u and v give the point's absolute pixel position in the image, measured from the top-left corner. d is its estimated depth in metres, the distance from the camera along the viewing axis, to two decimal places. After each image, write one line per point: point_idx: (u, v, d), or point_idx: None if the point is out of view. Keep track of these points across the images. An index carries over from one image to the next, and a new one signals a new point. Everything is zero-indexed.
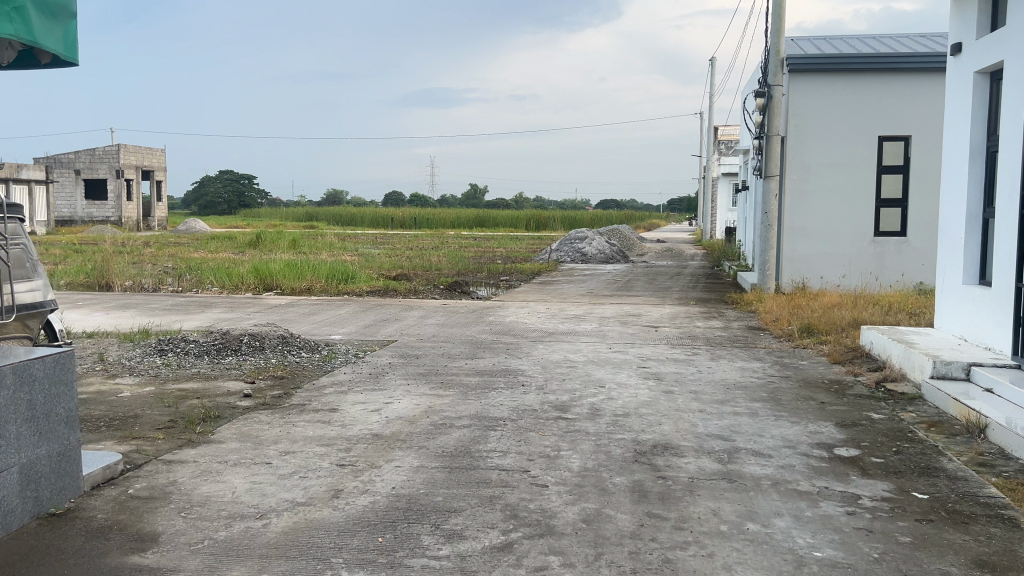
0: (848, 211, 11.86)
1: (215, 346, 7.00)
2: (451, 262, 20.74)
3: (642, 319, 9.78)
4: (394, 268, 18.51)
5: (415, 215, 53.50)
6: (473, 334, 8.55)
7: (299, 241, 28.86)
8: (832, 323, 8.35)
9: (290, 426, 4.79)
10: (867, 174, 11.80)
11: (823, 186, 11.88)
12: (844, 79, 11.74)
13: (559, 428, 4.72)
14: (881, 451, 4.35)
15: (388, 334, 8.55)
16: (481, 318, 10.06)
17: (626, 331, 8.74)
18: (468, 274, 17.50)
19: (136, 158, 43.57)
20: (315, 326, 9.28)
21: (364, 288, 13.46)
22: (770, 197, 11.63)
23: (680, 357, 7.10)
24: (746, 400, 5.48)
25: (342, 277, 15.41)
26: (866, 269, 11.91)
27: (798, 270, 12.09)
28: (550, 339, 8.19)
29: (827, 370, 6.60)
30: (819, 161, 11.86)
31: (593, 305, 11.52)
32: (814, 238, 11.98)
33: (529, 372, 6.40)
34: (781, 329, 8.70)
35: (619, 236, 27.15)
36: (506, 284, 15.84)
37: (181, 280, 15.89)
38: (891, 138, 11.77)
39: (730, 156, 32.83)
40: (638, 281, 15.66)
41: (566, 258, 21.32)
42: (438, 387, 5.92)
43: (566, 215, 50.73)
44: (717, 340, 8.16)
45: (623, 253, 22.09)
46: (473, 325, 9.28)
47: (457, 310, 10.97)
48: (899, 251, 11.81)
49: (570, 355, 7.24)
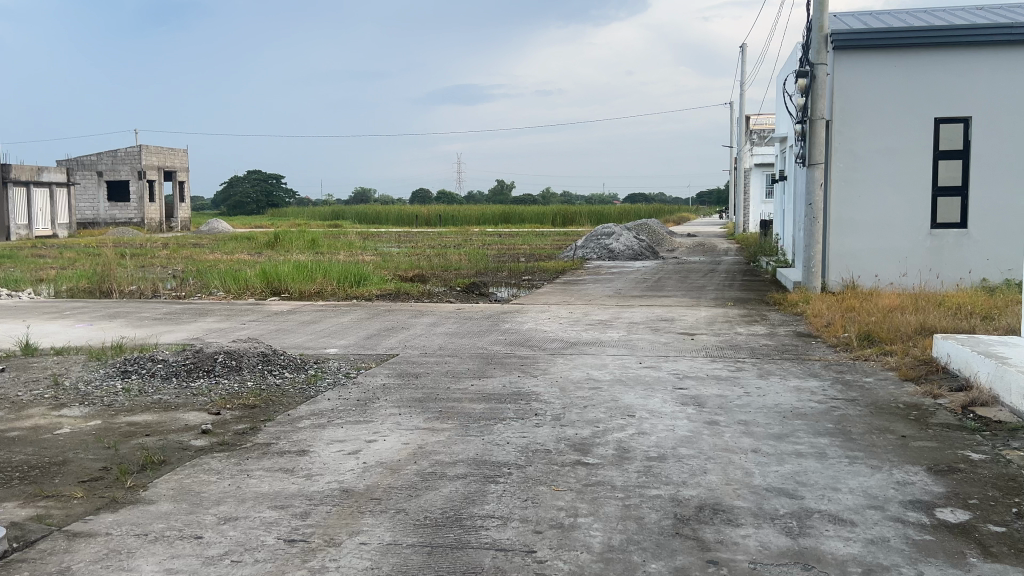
0: (902, 201, 10.73)
1: (186, 367, 6.15)
2: (473, 261, 19.78)
3: (675, 325, 8.75)
4: (411, 268, 17.65)
5: (440, 212, 52.70)
6: (485, 346, 7.58)
7: (318, 240, 28.12)
8: (895, 329, 7.21)
9: (243, 479, 3.87)
10: (923, 160, 10.66)
11: (873, 173, 10.76)
12: (896, 56, 10.60)
13: (577, 479, 3.74)
14: (999, 512, 3.30)
15: (390, 347, 7.62)
16: (497, 325, 9.10)
17: (657, 341, 7.73)
18: (488, 273, 16.60)
19: (158, 159, 43.21)
20: (311, 337, 8.41)
21: (374, 291, 12.59)
22: (814, 186, 10.53)
23: (723, 374, 6.08)
24: (809, 434, 4.46)
25: (354, 279, 14.56)
26: (923, 265, 10.75)
27: (846, 267, 10.96)
28: (572, 351, 7.21)
29: (899, 390, 5.54)
30: (869, 146, 10.73)
31: (621, 308, 10.52)
32: (864, 231, 10.85)
33: (544, 397, 5.43)
34: (834, 336, 7.56)
35: (649, 231, 26.00)
36: (527, 285, 14.90)
37: (186, 285, 15.17)
38: (949, 121, 10.62)
39: (763, 146, 31.53)
40: (669, 280, 14.60)
41: (592, 256, 20.28)
42: (435, 417, 4.98)
43: (593, 210, 49.59)
44: (763, 351, 7.12)
45: (652, 249, 20.99)
46: (487, 334, 8.32)
47: (472, 316, 10.02)
48: (959, 245, 10.66)
49: (593, 371, 6.26)
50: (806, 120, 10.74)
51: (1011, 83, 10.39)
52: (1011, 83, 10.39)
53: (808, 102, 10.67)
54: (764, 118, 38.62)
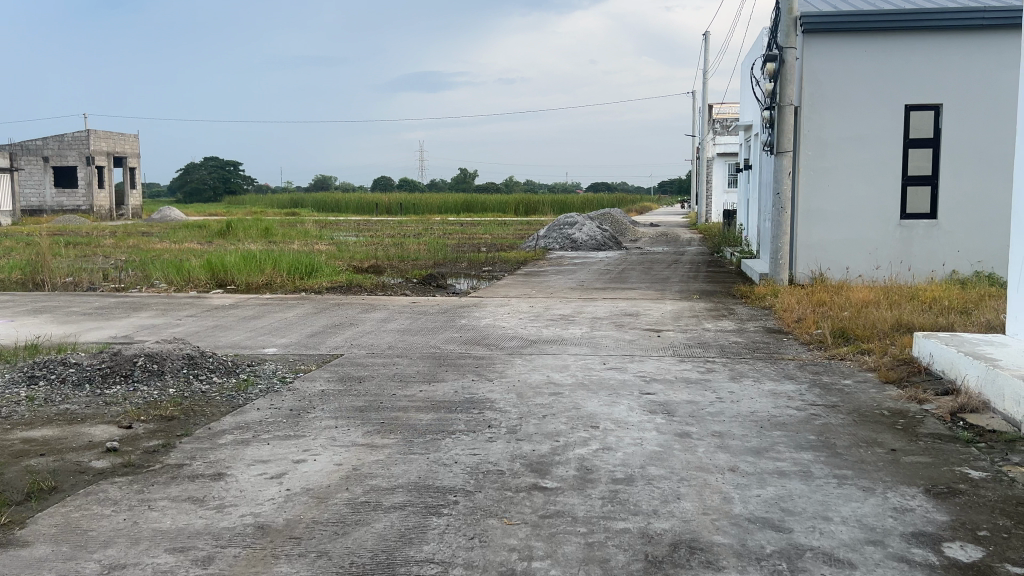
0: (871, 191, 10.41)
1: (100, 372, 5.53)
2: (432, 251, 19.20)
3: (640, 321, 8.30)
4: (366, 259, 17.03)
5: (401, 201, 51.88)
6: (437, 344, 7.05)
7: (272, 229, 27.28)
8: (871, 327, 6.80)
9: (142, 513, 3.32)
10: (893, 148, 10.33)
11: (843, 162, 10.41)
12: (866, 40, 10.24)
13: (532, 509, 3.24)
14: (1014, 548, 2.87)
15: (334, 346, 7.05)
16: (451, 321, 8.58)
17: (621, 339, 7.26)
18: (446, 264, 16.06)
19: (108, 144, 41.79)
20: (251, 335, 7.82)
21: (325, 283, 11.97)
22: (782, 175, 10.16)
23: (692, 377, 5.63)
24: (791, 448, 4.01)
25: (305, 270, 13.91)
26: (892, 257, 10.45)
27: (814, 259, 10.61)
28: (530, 350, 6.71)
29: (881, 394, 5.12)
30: (838, 134, 10.38)
31: (584, 301, 10.06)
32: (833, 222, 10.51)
33: (498, 404, 4.92)
34: (807, 333, 7.14)
35: (612, 220, 25.58)
36: (487, 276, 14.38)
37: (126, 276, 14.41)
38: (919, 108, 10.31)
39: (726, 136, 31.28)
40: (632, 271, 14.20)
41: (554, 246, 19.80)
42: (375, 430, 4.44)
43: (555, 199, 49.18)
44: (734, 350, 6.69)
45: (615, 239, 20.58)
46: (440, 331, 7.78)
47: (426, 310, 9.47)
48: (929, 236, 10.36)
49: (553, 374, 5.77)
50: (774, 106, 10.35)
51: (982, 69, 10.09)
52: (982, 70, 10.10)
53: (776, 88, 10.28)
54: (727, 107, 38.42)
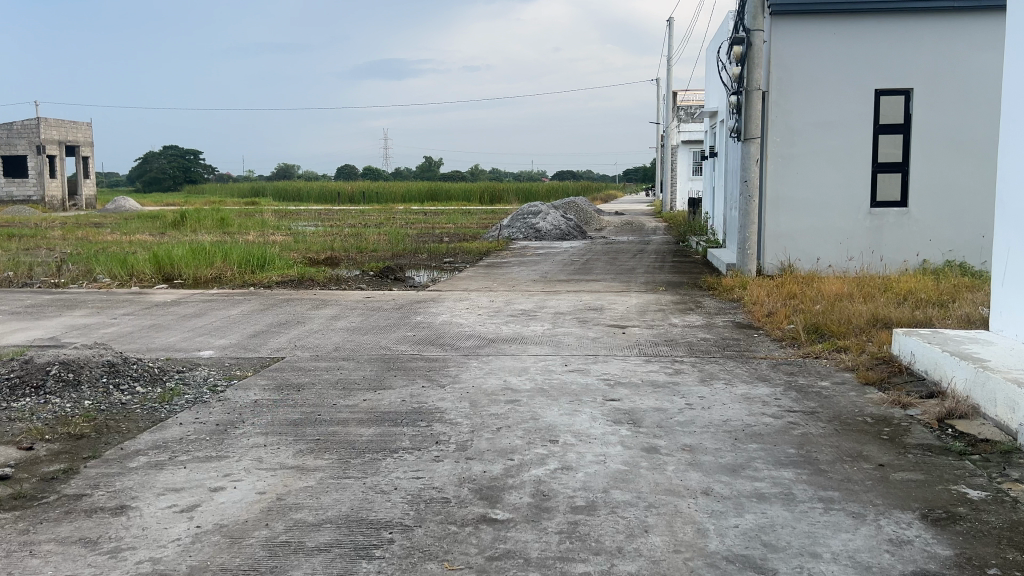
0: (840, 178, 10.11)
1: (8, 384, 4.97)
2: (392, 241, 18.66)
3: (604, 316, 7.88)
4: (322, 250, 16.43)
5: (363, 189, 51.06)
6: (388, 344, 6.57)
7: (228, 219, 26.45)
8: (846, 322, 6.44)
9: (20, 561, 2.81)
10: (863, 135, 10.04)
11: (812, 149, 10.10)
12: (835, 22, 9.91)
13: (478, 550, 2.80)
14: None
15: (276, 348, 6.53)
16: (406, 318, 8.09)
17: (585, 336, 6.83)
18: (406, 255, 15.53)
19: (59, 132, 40.42)
20: (189, 335, 7.29)
21: (275, 277, 11.40)
22: (750, 162, 9.81)
23: (660, 379, 5.22)
24: (770, 465, 3.61)
25: (256, 263, 13.31)
26: (862, 246, 10.17)
27: (783, 249, 10.29)
28: (487, 350, 6.26)
29: (862, 398, 4.76)
30: (807, 120, 10.06)
31: (546, 295, 9.63)
32: (802, 210, 10.20)
33: (448, 415, 4.47)
34: (778, 329, 6.78)
35: (576, 210, 25.16)
36: (448, 268, 13.90)
37: (68, 271, 13.72)
38: (890, 93, 10.01)
39: (691, 123, 31.01)
40: (597, 261, 13.80)
41: (518, 236, 19.33)
42: (309, 448, 3.97)
43: (520, 188, 48.73)
44: (703, 348, 6.31)
45: (580, 228, 20.18)
46: (393, 330, 7.29)
47: (380, 306, 8.97)
48: (900, 224, 10.09)
49: (510, 378, 5.33)
50: (742, 91, 9.99)
51: (953, 52, 9.82)
52: (953, 53, 9.82)
53: (744, 71, 9.92)
54: (692, 94, 38.21)
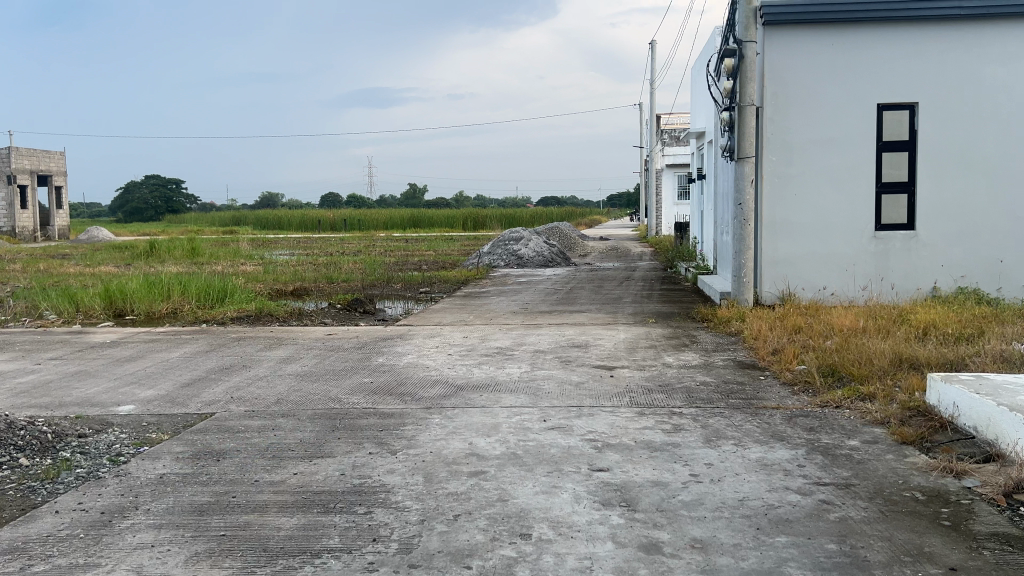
0: (842, 200, 9.35)
1: None
2: (366, 270, 17.76)
3: (589, 355, 7.00)
4: (290, 281, 15.49)
5: (345, 217, 50.26)
6: (339, 394, 5.66)
7: (198, 248, 25.52)
8: (866, 363, 5.58)
9: None
10: (866, 153, 9.29)
11: (810, 168, 9.34)
12: (832, 33, 9.20)
13: None
14: None
15: (207, 402, 5.60)
16: (365, 359, 7.19)
17: (567, 380, 5.94)
18: (379, 285, 14.62)
19: (31, 162, 39.38)
20: (114, 385, 6.35)
21: (231, 312, 10.48)
22: (744, 183, 9.04)
23: (657, 440, 4.34)
24: (809, 573, 2.74)
25: (216, 297, 12.38)
26: (868, 272, 9.38)
27: (782, 276, 9.49)
28: (453, 401, 5.36)
29: (903, 463, 3.89)
30: (805, 137, 9.31)
31: (525, 330, 8.76)
32: (801, 235, 9.42)
33: (394, 497, 3.57)
34: (788, 372, 5.92)
35: (559, 235, 24.37)
36: (423, 299, 13.00)
37: (14, 307, 12.76)
38: (893, 108, 9.28)
39: (675, 147, 30.39)
40: (581, 290, 12.96)
41: (499, 263, 18.46)
42: (206, 551, 3.07)
43: (503, 213, 47.97)
44: (703, 395, 5.44)
45: (564, 255, 19.36)
46: (348, 376, 6.38)
47: (340, 346, 8.05)
48: (907, 249, 9.32)
49: (476, 440, 4.43)
50: (734, 106, 9.24)
51: (961, 65, 9.12)
52: (961, 65, 9.12)
53: (736, 86, 9.16)
54: (676, 118, 37.69)
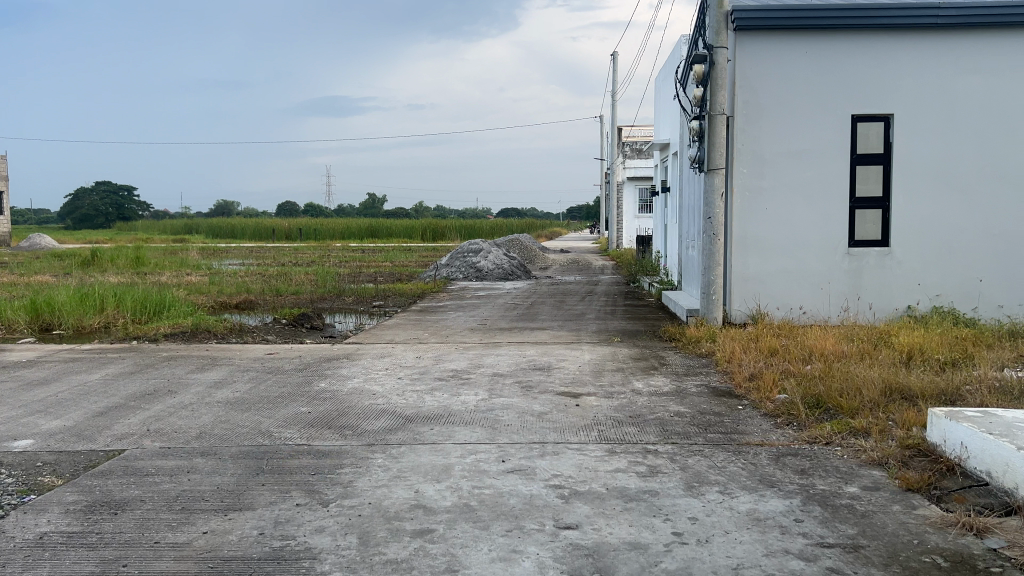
0: (814, 215, 8.95)
1: None
2: (318, 282, 17.01)
3: (552, 380, 6.41)
4: (236, 293, 14.69)
5: (301, 226, 49.26)
6: (270, 428, 5.02)
7: (143, 257, 24.50)
8: (855, 394, 5.10)
9: None
10: (839, 166, 8.91)
11: (782, 181, 8.93)
12: (805, 40, 8.82)
13: None
14: None
15: (118, 437, 4.91)
16: (306, 383, 6.53)
17: (527, 410, 5.35)
18: (329, 299, 13.89)
19: None
20: (15, 414, 5.62)
21: (166, 327, 9.72)
22: (714, 196, 8.59)
23: (632, 487, 3.78)
24: None
25: (152, 310, 11.58)
26: (842, 291, 8.99)
27: (753, 294, 9.06)
28: (399, 436, 4.75)
29: (915, 517, 3.38)
30: (776, 149, 8.90)
31: (482, 350, 8.17)
32: (772, 251, 9.00)
33: (320, 568, 2.96)
34: (768, 401, 5.43)
35: (519, 247, 23.84)
36: (376, 313, 12.32)
37: None
38: (867, 119, 8.92)
39: (636, 159, 30.13)
40: (542, 305, 12.42)
41: (457, 275, 17.84)
42: None
43: (462, 224, 47.39)
44: (678, 429, 4.90)
45: (524, 267, 18.82)
46: (284, 405, 5.71)
47: (279, 367, 7.37)
48: (882, 266, 8.94)
49: (422, 487, 3.82)
50: (703, 115, 8.79)
51: (936, 75, 8.79)
52: (936, 75, 8.79)
53: (705, 93, 8.72)
54: (637, 130, 37.51)
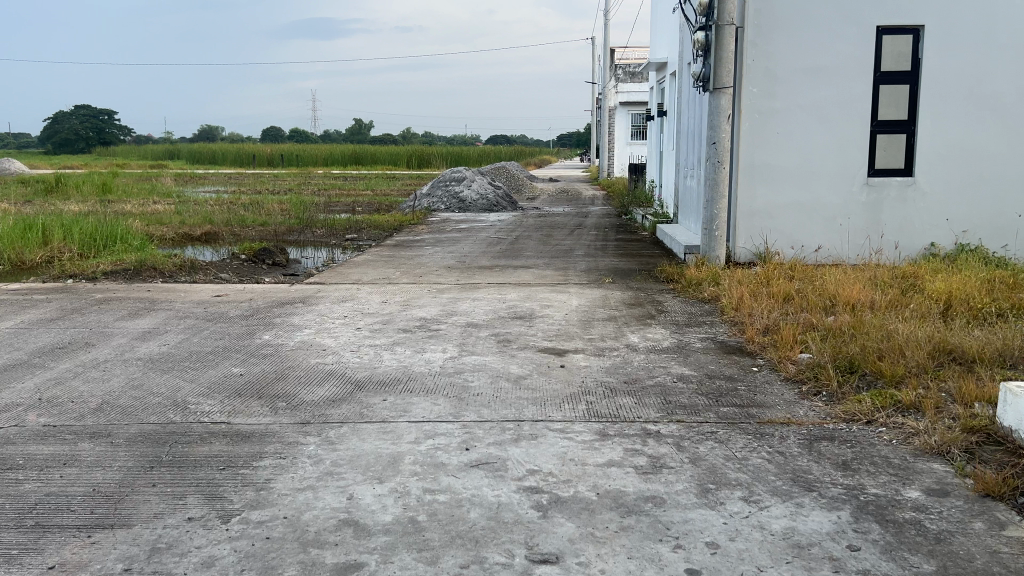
0: (830, 140, 7.97)
1: None
2: (291, 211, 15.91)
3: (534, 332, 5.52)
4: (199, 223, 13.60)
5: (282, 152, 47.74)
6: (188, 398, 4.10)
7: (110, 184, 23.19)
8: (896, 356, 4.25)
9: None
10: (860, 85, 7.89)
11: (796, 103, 7.92)
12: None
13: None
14: None
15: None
16: (250, 335, 5.60)
17: (502, 375, 4.45)
18: (299, 231, 12.83)
19: None
20: None
21: (109, 263, 8.72)
22: (719, 119, 7.59)
23: (630, 491, 2.91)
24: None
25: (101, 243, 10.54)
26: (857, 226, 8.08)
27: (760, 230, 8.15)
28: (343, 410, 3.87)
29: (1011, 545, 2.53)
30: (790, 65, 7.86)
31: (457, 293, 7.25)
32: (782, 182, 8.05)
33: None
34: (789, 360, 4.57)
35: (506, 176, 22.73)
36: (347, 247, 11.31)
37: None
38: (895, 32, 7.86)
39: (628, 84, 28.76)
40: (528, 240, 11.47)
41: (439, 206, 16.79)
42: None
43: (449, 151, 45.98)
44: (683, 400, 4.03)
45: (509, 197, 17.77)
46: (214, 365, 4.79)
47: (223, 314, 6.42)
48: (904, 199, 8.02)
49: (358, 491, 2.95)
50: (710, 25, 7.70)
51: None
52: None
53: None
54: (631, 52, 35.95)
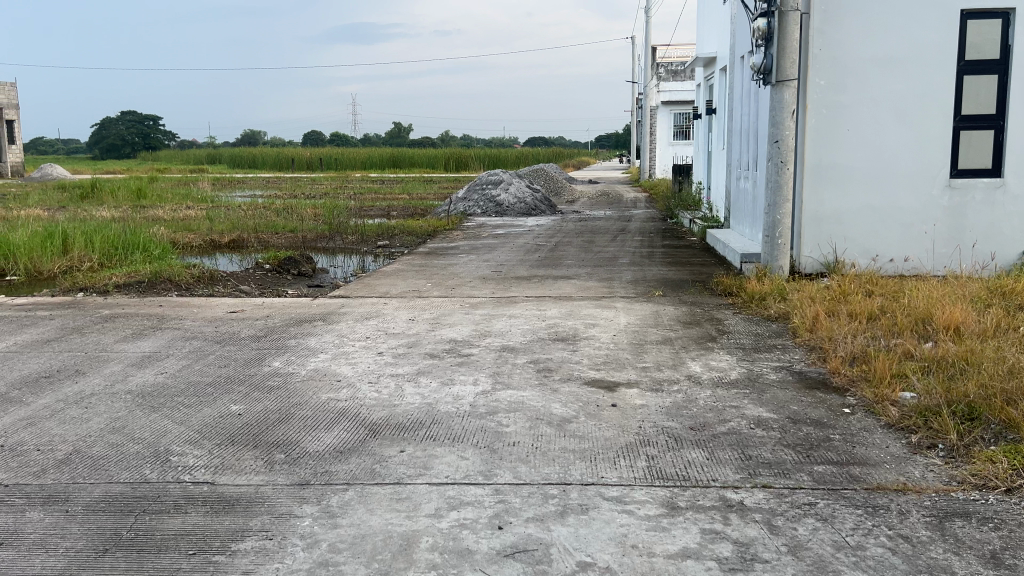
0: (907, 137, 7.13)
1: None
2: (324, 215, 15.37)
3: (578, 360, 4.80)
4: (228, 229, 13.11)
5: (320, 155, 47.59)
6: (171, 448, 3.45)
7: (147, 189, 22.90)
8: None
9: None
10: (942, 75, 7.04)
11: (868, 96, 7.09)
12: None
13: None
14: None
15: None
16: (259, 362, 4.97)
17: (543, 417, 3.74)
18: (329, 238, 12.26)
19: None
20: None
21: (126, 275, 8.20)
22: (783, 115, 6.80)
23: None
24: None
25: (121, 252, 10.06)
26: (938, 232, 7.23)
27: (828, 238, 7.34)
28: (351, 467, 3.18)
29: None
30: (862, 54, 7.04)
31: (491, 309, 6.55)
32: (853, 184, 7.23)
33: None
34: (890, 400, 3.80)
35: (546, 178, 22.01)
36: (378, 255, 10.70)
37: None
38: (982, 14, 6.98)
39: (671, 82, 27.83)
40: (569, 246, 10.74)
41: (475, 210, 16.13)
42: None
43: (487, 153, 45.40)
44: (764, 454, 3.28)
45: (549, 201, 17.06)
46: (212, 401, 4.15)
47: (234, 334, 5.80)
48: (992, 202, 7.14)
49: None
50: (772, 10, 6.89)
51: None
52: None
53: None
54: (673, 50, 34.99)
